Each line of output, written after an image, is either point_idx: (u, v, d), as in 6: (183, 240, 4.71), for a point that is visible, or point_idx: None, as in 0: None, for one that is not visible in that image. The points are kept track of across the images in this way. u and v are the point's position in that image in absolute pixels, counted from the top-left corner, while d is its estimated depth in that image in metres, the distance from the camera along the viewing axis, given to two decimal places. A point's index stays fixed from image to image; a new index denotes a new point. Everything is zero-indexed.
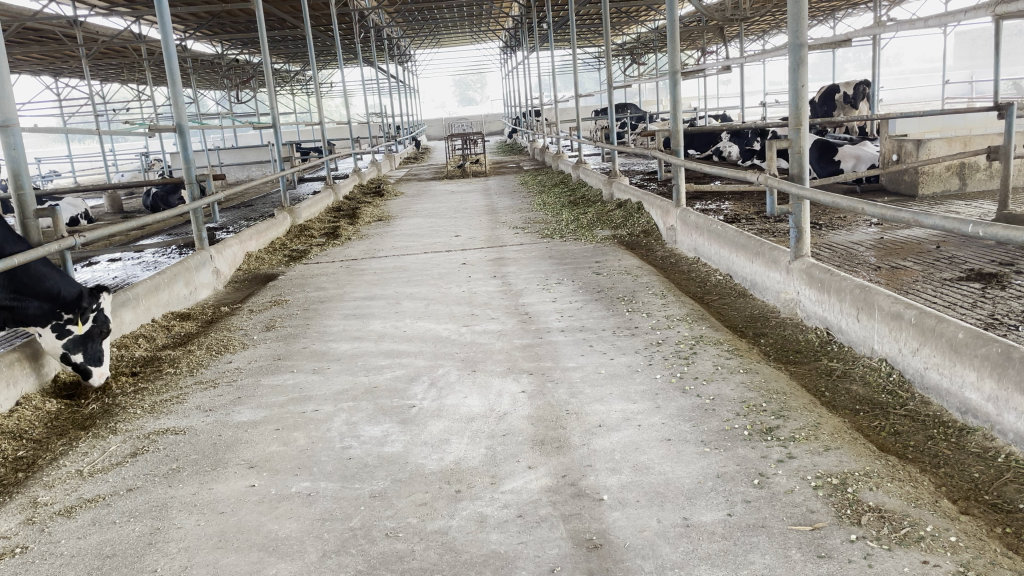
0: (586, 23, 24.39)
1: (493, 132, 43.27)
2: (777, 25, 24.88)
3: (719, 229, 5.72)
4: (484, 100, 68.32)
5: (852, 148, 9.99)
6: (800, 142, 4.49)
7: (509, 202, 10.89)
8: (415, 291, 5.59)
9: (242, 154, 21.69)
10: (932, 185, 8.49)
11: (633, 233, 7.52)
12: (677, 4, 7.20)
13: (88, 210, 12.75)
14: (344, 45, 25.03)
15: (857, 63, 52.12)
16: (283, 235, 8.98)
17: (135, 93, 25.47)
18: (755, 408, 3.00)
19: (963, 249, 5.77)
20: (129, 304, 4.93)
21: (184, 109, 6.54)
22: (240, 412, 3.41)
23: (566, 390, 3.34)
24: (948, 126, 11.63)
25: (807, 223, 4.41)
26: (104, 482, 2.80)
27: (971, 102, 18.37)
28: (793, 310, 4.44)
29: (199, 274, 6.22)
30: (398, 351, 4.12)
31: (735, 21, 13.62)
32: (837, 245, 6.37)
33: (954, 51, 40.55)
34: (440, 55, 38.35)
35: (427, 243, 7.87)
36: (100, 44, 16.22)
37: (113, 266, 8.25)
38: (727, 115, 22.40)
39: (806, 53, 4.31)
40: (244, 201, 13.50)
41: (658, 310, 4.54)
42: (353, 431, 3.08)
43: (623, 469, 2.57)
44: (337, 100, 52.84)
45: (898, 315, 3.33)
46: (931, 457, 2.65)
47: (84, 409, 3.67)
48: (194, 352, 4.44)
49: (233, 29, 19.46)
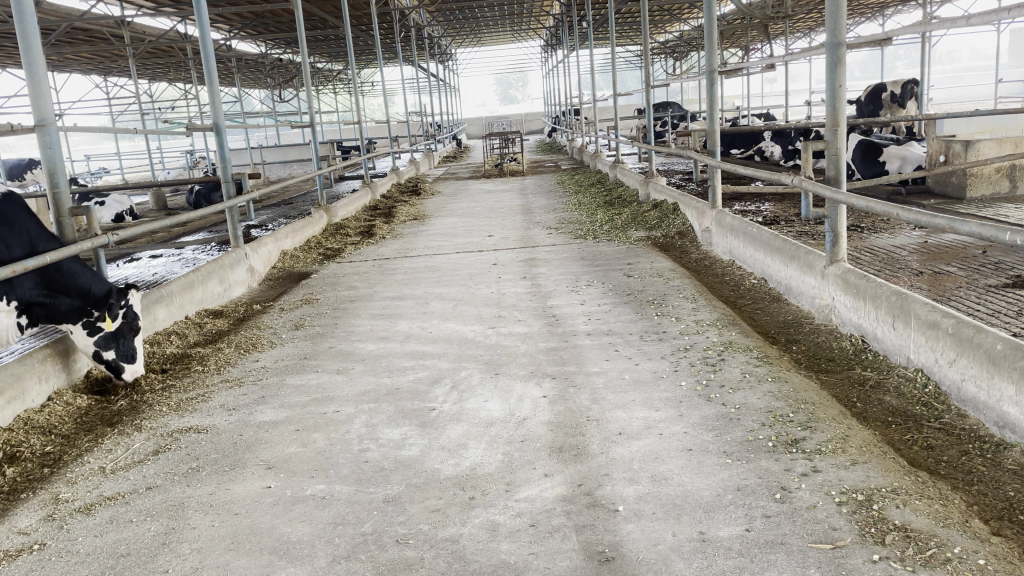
0: (627, 22, 24.24)
1: (533, 131, 43.27)
2: (822, 23, 24.44)
3: (755, 231, 5.60)
4: (525, 99, 68.43)
5: (898, 148, 9.74)
6: (837, 143, 4.37)
7: (544, 202, 10.83)
8: (444, 292, 5.58)
9: (284, 152, 21.96)
10: (980, 187, 8.23)
11: (668, 234, 7.42)
12: (715, 2, 7.08)
13: (132, 207, 12.98)
14: (384, 44, 25.16)
15: (906, 62, 50.96)
16: (319, 233, 9.06)
17: (182, 92, 25.93)
18: (781, 418, 2.92)
19: (1010, 254, 5.58)
20: (162, 301, 4.99)
21: (221, 108, 6.61)
22: (262, 411, 3.42)
23: (588, 396, 3.29)
24: (999, 126, 11.26)
25: (843, 227, 4.29)
26: (124, 480, 2.83)
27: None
28: (828, 317, 4.33)
29: (233, 271, 6.28)
30: (423, 352, 4.10)
31: (778, 19, 13.37)
32: (878, 249, 6.21)
33: (1008, 48, 39.43)
34: (481, 53, 38.43)
35: (460, 243, 7.86)
36: (146, 43, 16.54)
37: (153, 263, 8.40)
38: (769, 114, 22.06)
39: (844, 52, 4.19)
40: (284, 199, 13.64)
41: (688, 315, 4.45)
42: (372, 433, 3.07)
43: (641, 479, 2.51)
44: (379, 99, 53.36)
45: (935, 324, 3.21)
46: (964, 474, 2.54)
47: (113, 406, 3.72)
48: (223, 350, 4.48)
49: (275, 29, 19.74)
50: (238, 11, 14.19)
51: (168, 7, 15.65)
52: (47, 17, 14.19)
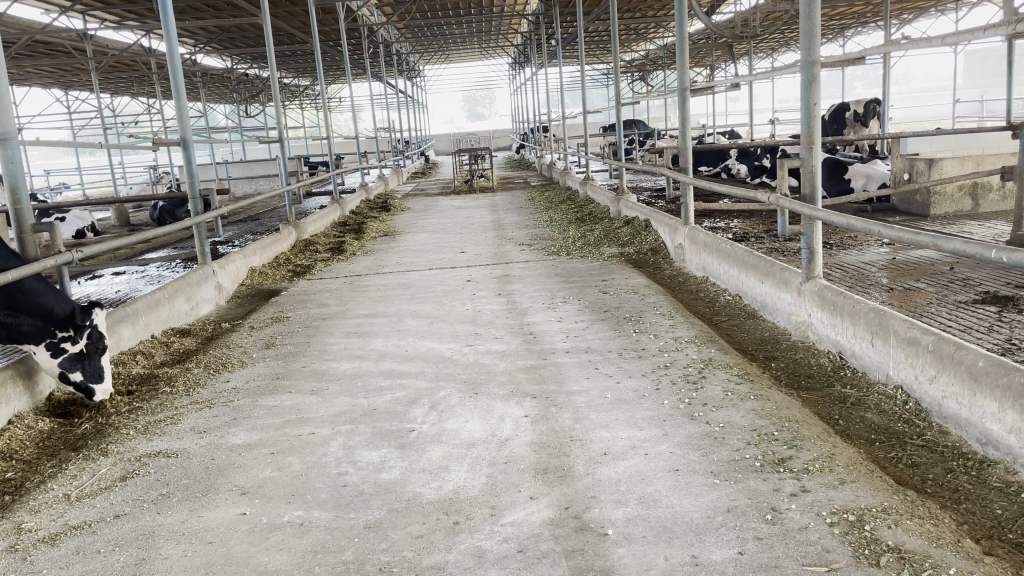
0: (595, 41, 24.44)
1: (502, 148, 43.39)
2: (786, 44, 24.90)
3: (729, 247, 5.62)
4: (493, 115, 68.89)
5: (863, 166, 9.88)
6: (811, 160, 4.39)
7: (515, 219, 10.81)
8: (418, 309, 5.50)
9: (250, 167, 21.70)
10: (944, 205, 8.38)
11: (640, 251, 7.43)
12: (686, 20, 7.10)
13: (94, 223, 12.69)
14: (352, 60, 25.00)
15: (865, 82, 52.16)
16: (287, 250, 8.92)
17: (146, 107, 25.53)
18: (766, 437, 2.89)
19: (977, 270, 5.66)
20: (127, 321, 4.85)
21: (188, 122, 6.48)
22: (234, 434, 3.32)
23: (570, 415, 3.24)
24: (960, 144, 11.46)
25: (819, 244, 4.30)
26: (92, 508, 2.71)
27: (981, 121, 18.23)
28: (804, 333, 4.33)
29: (201, 289, 6.14)
30: (399, 371, 4.02)
31: (745, 38, 13.51)
32: (848, 265, 6.27)
33: (964, 69, 40.43)
34: (449, 70, 38.52)
35: (432, 259, 7.79)
36: (109, 57, 16.26)
37: (116, 280, 8.19)
38: (735, 133, 22.37)
39: (818, 70, 4.22)
40: (250, 216, 13.45)
41: (666, 332, 4.43)
42: (350, 456, 2.98)
43: (629, 501, 2.47)
44: (347, 115, 53.34)
45: (914, 341, 3.22)
46: (951, 493, 2.52)
47: (77, 429, 3.58)
48: (191, 369, 4.35)
49: (243, 44, 19.55)
50: (204, 24, 13.98)
51: (132, 20, 15.41)
52: (7, 29, 13.87)
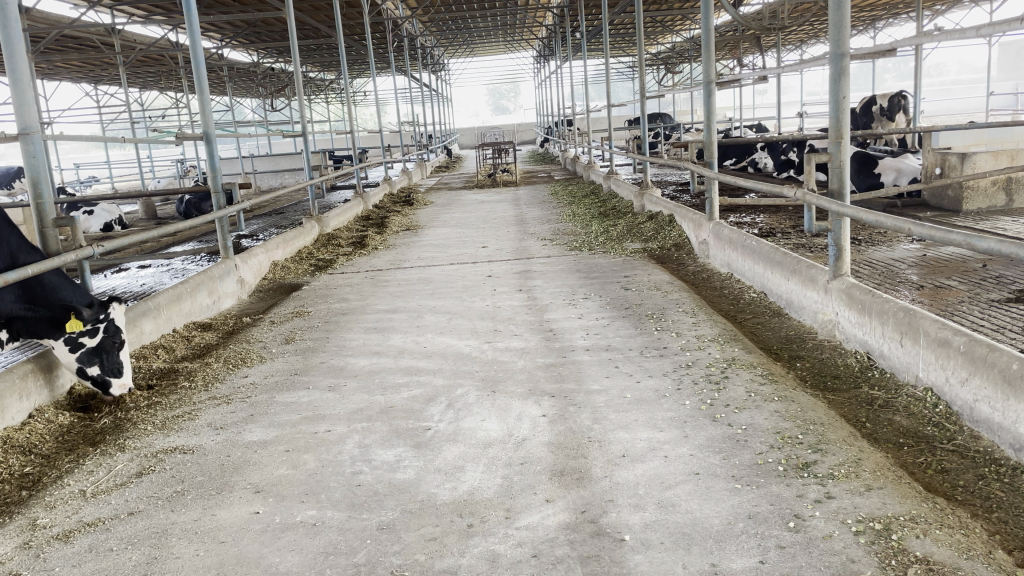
0: (621, 33, 24.29)
1: (526, 142, 43.33)
2: (814, 36, 24.58)
3: (754, 244, 5.51)
4: (517, 109, 68.91)
5: (893, 160, 9.69)
6: (839, 155, 4.28)
7: (538, 213, 10.74)
8: (438, 305, 5.46)
9: (276, 161, 21.81)
10: (976, 201, 8.20)
11: (664, 246, 7.33)
12: (712, 13, 6.98)
13: (122, 216, 12.83)
14: (376, 54, 25.03)
15: (895, 74, 51.41)
16: (310, 244, 8.93)
17: (173, 101, 25.75)
18: (790, 440, 2.82)
19: (1011, 268, 5.50)
20: (149, 314, 4.86)
21: (211, 116, 6.48)
22: (250, 431, 3.30)
23: (589, 415, 3.18)
24: (994, 138, 11.22)
25: (847, 240, 4.19)
26: (107, 505, 2.70)
27: (1015, 114, 17.86)
28: (831, 332, 4.23)
29: (223, 283, 6.16)
30: (417, 368, 3.99)
31: (772, 30, 13.30)
32: (877, 262, 6.14)
33: (998, 60, 39.66)
34: (473, 64, 38.51)
35: (453, 254, 7.76)
36: (137, 52, 16.40)
37: (141, 274, 8.26)
38: (762, 126, 22.11)
39: (848, 63, 4.11)
40: (275, 210, 13.50)
41: (689, 330, 4.35)
42: (365, 455, 2.95)
43: (647, 506, 2.41)
44: (373, 108, 53.59)
45: (946, 342, 3.11)
46: (983, 500, 2.43)
47: (96, 423, 3.58)
48: (211, 364, 4.35)
49: (268, 38, 19.65)
50: (230, 19, 14.04)
51: (159, 14, 15.52)
52: (37, 24, 14.02)
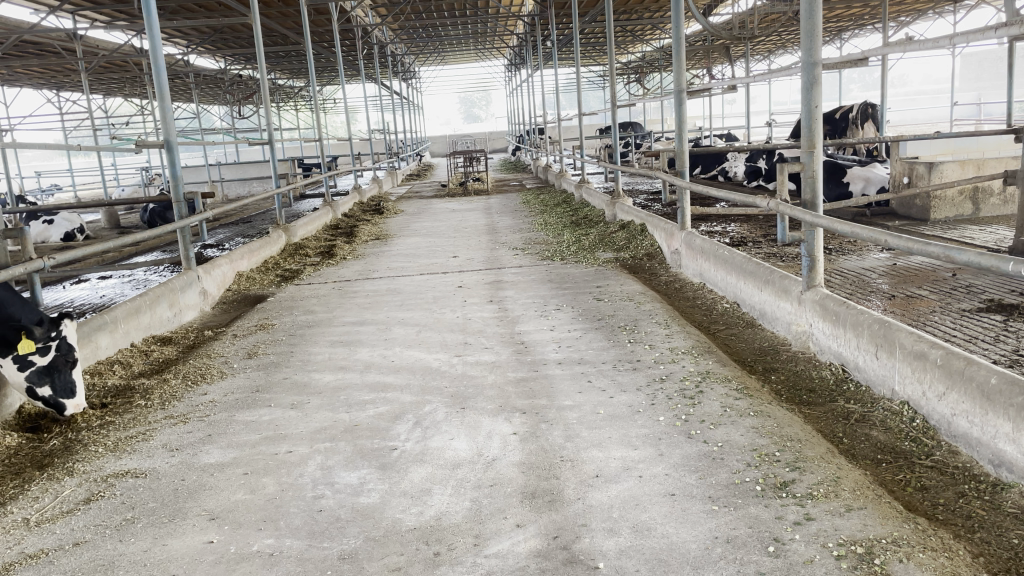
0: (592, 43, 24.36)
1: (498, 150, 43.33)
2: (782, 46, 24.84)
3: (726, 254, 5.47)
4: (488, 117, 69.08)
5: (861, 170, 9.72)
6: (812, 165, 4.22)
7: (510, 222, 10.64)
8: (407, 316, 5.34)
9: (244, 169, 21.50)
10: (943, 210, 8.26)
11: (636, 255, 7.28)
12: (682, 21, 6.92)
13: (83, 226, 12.51)
14: (345, 61, 24.82)
15: (860, 85, 52.36)
16: (277, 254, 8.75)
17: (139, 108, 25.33)
18: (767, 458, 2.74)
19: (981, 277, 5.51)
20: (104, 329, 4.67)
21: (172, 124, 6.31)
22: (207, 452, 3.15)
23: (562, 433, 3.08)
24: (960, 148, 11.35)
25: (820, 251, 4.14)
26: (50, 535, 2.54)
27: (978, 124, 18.16)
28: (805, 343, 4.18)
29: (184, 295, 5.97)
30: (384, 383, 3.86)
31: (743, 39, 13.33)
32: (848, 271, 6.13)
33: (961, 72, 40.39)
34: (445, 72, 38.46)
35: (423, 264, 7.64)
36: (100, 58, 16.06)
37: (101, 285, 8.03)
38: (731, 135, 22.24)
39: (819, 72, 4.07)
40: (241, 219, 13.26)
41: (662, 342, 4.27)
42: (327, 477, 2.82)
43: (621, 530, 2.31)
44: (344, 116, 53.27)
45: (922, 354, 3.06)
46: (965, 520, 2.36)
47: (45, 445, 3.39)
48: (169, 381, 4.18)
49: (236, 44, 19.41)
50: (195, 25, 13.80)
51: (123, 20, 15.26)
52: None
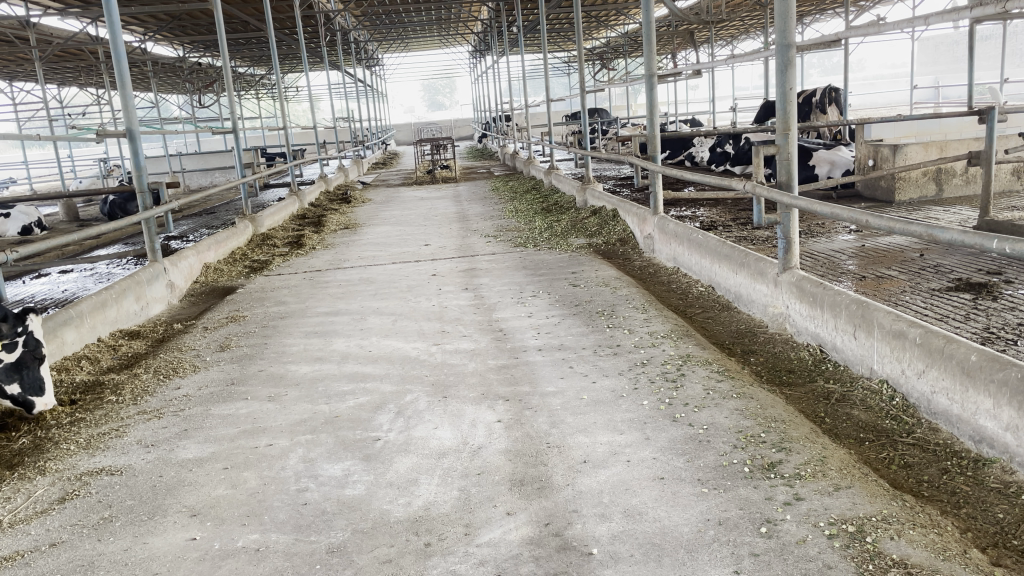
0: (556, 29, 24.32)
1: (463, 137, 43.11)
2: (745, 31, 25.03)
3: (700, 238, 5.48)
4: (453, 105, 68.82)
5: (827, 153, 9.81)
6: (787, 147, 4.24)
7: (480, 210, 10.57)
8: (381, 306, 5.28)
9: (206, 159, 21.11)
10: (908, 191, 8.38)
11: (608, 241, 7.28)
12: (651, 5, 6.89)
13: (41, 219, 12.10)
14: (308, 48, 24.48)
15: (820, 70, 53.10)
16: (244, 245, 8.60)
17: (95, 98, 24.72)
18: (754, 439, 2.74)
19: (948, 257, 5.60)
20: (70, 324, 4.55)
21: (134, 112, 6.14)
22: (185, 447, 3.08)
23: (546, 419, 3.06)
24: (922, 130, 11.52)
25: (796, 233, 4.16)
26: (25, 536, 2.46)
27: (936, 107, 18.47)
28: (781, 325, 4.21)
29: (151, 288, 5.83)
30: (363, 374, 3.80)
31: (708, 24, 13.39)
32: (819, 253, 6.18)
33: (918, 56, 40.97)
34: (409, 59, 38.15)
35: (395, 253, 7.57)
36: (54, 46, 15.60)
37: (63, 279, 7.83)
38: (697, 121, 22.39)
39: (794, 54, 4.06)
40: (206, 210, 13.03)
41: (641, 327, 4.26)
42: (310, 470, 2.77)
43: (614, 515, 2.30)
44: (306, 104, 52.61)
45: (901, 334, 3.09)
46: (950, 496, 2.39)
47: (14, 444, 3.28)
48: (140, 376, 4.08)
49: (195, 32, 19.02)
50: (153, 12, 13.46)
51: (78, 7, 14.84)
52: None
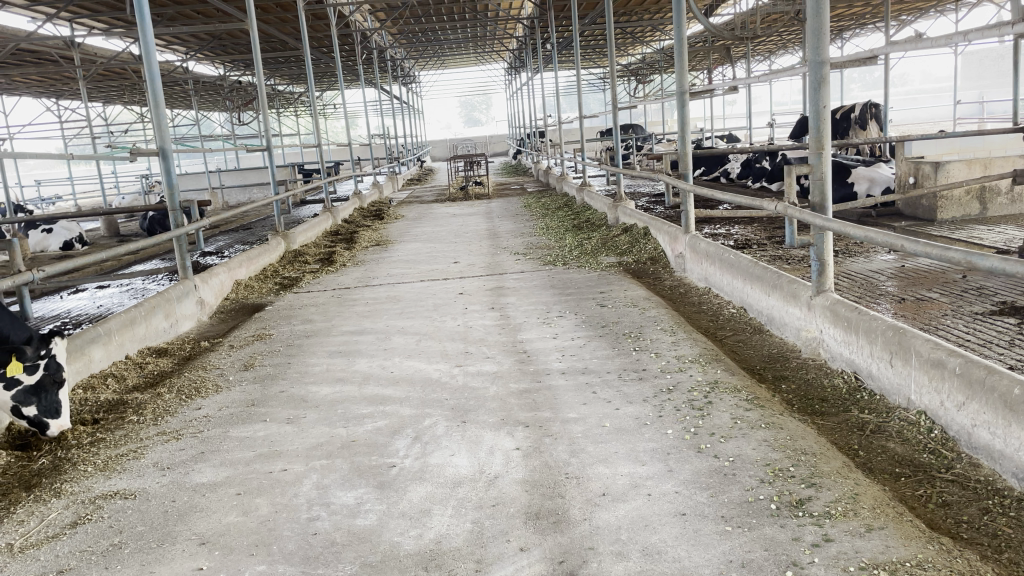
0: (592, 46, 24.31)
1: (498, 153, 43.22)
2: (783, 46, 24.75)
3: (732, 258, 5.36)
4: (489, 121, 69.34)
5: (866, 170, 9.59)
6: (821, 167, 4.11)
7: (511, 227, 10.52)
8: (407, 325, 5.23)
9: (243, 175, 21.39)
10: (950, 210, 8.14)
11: (639, 260, 7.17)
12: (683, 21, 6.79)
13: (82, 234, 12.37)
14: (346, 66, 24.77)
15: (860, 84, 52.30)
16: (276, 261, 8.65)
17: (138, 116, 25.21)
18: (782, 473, 2.62)
19: (992, 279, 5.39)
20: (98, 341, 4.58)
21: (166, 131, 6.20)
22: (200, 471, 3.04)
23: (566, 448, 2.96)
24: (966, 147, 11.22)
25: (829, 255, 4.03)
26: (33, 562, 2.43)
27: (981, 122, 18.03)
28: (815, 350, 4.07)
29: (181, 305, 5.87)
30: (383, 396, 3.74)
31: (744, 40, 13.23)
32: (856, 273, 6.01)
33: (963, 70, 40.11)
34: (445, 75, 38.40)
35: (424, 270, 7.54)
36: (98, 66, 15.93)
37: (98, 295, 7.94)
38: (733, 136, 22.14)
39: (828, 71, 3.96)
40: (241, 226, 13.17)
41: (668, 351, 4.15)
42: (323, 497, 2.71)
43: (630, 554, 2.20)
44: (343, 121, 53.17)
45: (939, 363, 2.94)
46: (991, 539, 2.25)
47: (33, 464, 3.27)
48: (162, 396, 4.07)
49: (234, 50, 19.35)
50: (193, 31, 13.69)
51: (121, 27, 15.16)
52: None
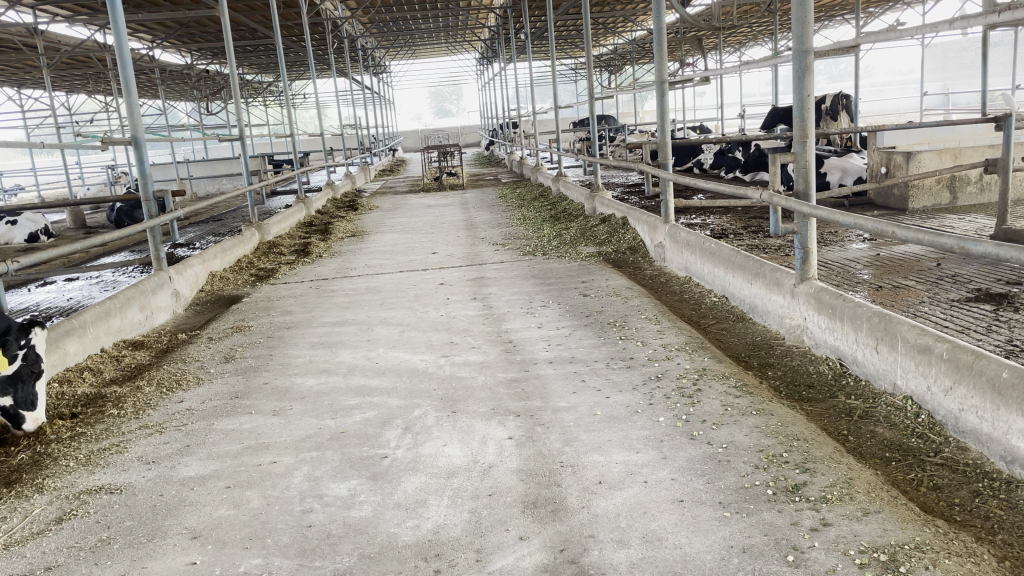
0: (564, 36, 24.31)
1: (470, 144, 43.10)
2: (754, 37, 24.96)
3: (713, 246, 5.38)
4: (460, 111, 69.06)
5: (839, 160, 9.68)
6: (805, 155, 4.13)
7: (488, 217, 10.49)
8: (389, 316, 5.19)
9: (213, 166, 21.09)
10: (921, 199, 8.26)
11: (618, 249, 7.18)
12: (661, 12, 6.78)
13: (48, 226, 12.12)
14: (316, 55, 24.53)
15: (827, 76, 52.93)
16: (250, 252, 8.53)
17: (103, 105, 24.73)
18: (776, 459, 2.64)
19: (965, 266, 5.48)
20: (73, 334, 4.47)
21: (139, 119, 6.07)
22: (186, 464, 2.99)
23: (559, 437, 2.96)
24: (935, 137, 11.38)
25: (814, 243, 4.05)
26: (18, 559, 2.37)
27: (948, 113, 18.31)
28: (798, 337, 4.10)
29: (156, 296, 5.76)
30: (371, 387, 3.70)
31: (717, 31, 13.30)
32: (833, 262, 6.07)
33: (928, 62, 40.72)
34: (416, 66, 38.19)
35: (402, 261, 7.48)
36: (62, 53, 15.57)
37: (68, 287, 7.78)
38: (705, 127, 22.28)
39: (812, 60, 3.98)
40: (212, 217, 12.99)
41: (654, 339, 4.16)
42: (315, 489, 2.67)
43: (631, 541, 2.20)
44: (314, 112, 52.69)
45: (926, 348, 2.97)
46: (983, 520, 2.28)
47: (11, 460, 3.19)
48: (142, 389, 3.99)
49: (202, 38, 19.03)
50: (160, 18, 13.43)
51: (87, 14, 14.84)
52: None
